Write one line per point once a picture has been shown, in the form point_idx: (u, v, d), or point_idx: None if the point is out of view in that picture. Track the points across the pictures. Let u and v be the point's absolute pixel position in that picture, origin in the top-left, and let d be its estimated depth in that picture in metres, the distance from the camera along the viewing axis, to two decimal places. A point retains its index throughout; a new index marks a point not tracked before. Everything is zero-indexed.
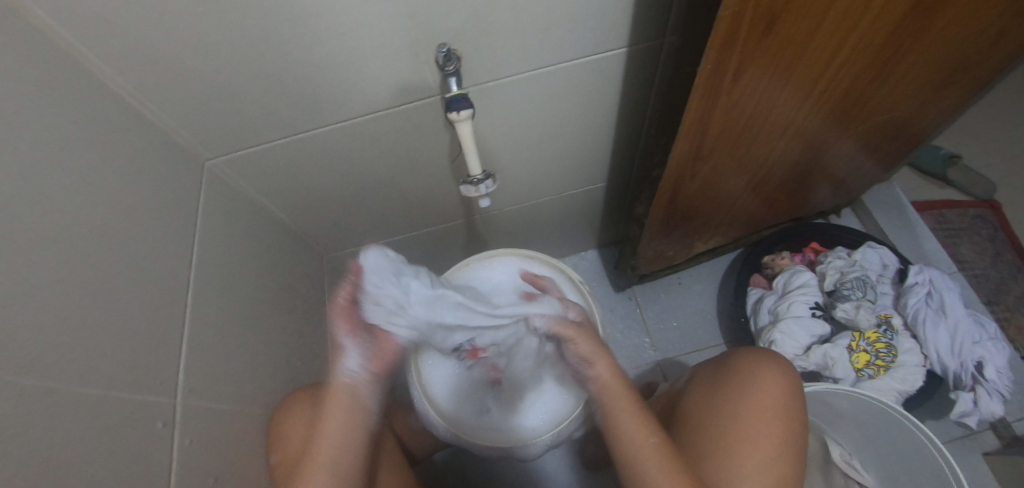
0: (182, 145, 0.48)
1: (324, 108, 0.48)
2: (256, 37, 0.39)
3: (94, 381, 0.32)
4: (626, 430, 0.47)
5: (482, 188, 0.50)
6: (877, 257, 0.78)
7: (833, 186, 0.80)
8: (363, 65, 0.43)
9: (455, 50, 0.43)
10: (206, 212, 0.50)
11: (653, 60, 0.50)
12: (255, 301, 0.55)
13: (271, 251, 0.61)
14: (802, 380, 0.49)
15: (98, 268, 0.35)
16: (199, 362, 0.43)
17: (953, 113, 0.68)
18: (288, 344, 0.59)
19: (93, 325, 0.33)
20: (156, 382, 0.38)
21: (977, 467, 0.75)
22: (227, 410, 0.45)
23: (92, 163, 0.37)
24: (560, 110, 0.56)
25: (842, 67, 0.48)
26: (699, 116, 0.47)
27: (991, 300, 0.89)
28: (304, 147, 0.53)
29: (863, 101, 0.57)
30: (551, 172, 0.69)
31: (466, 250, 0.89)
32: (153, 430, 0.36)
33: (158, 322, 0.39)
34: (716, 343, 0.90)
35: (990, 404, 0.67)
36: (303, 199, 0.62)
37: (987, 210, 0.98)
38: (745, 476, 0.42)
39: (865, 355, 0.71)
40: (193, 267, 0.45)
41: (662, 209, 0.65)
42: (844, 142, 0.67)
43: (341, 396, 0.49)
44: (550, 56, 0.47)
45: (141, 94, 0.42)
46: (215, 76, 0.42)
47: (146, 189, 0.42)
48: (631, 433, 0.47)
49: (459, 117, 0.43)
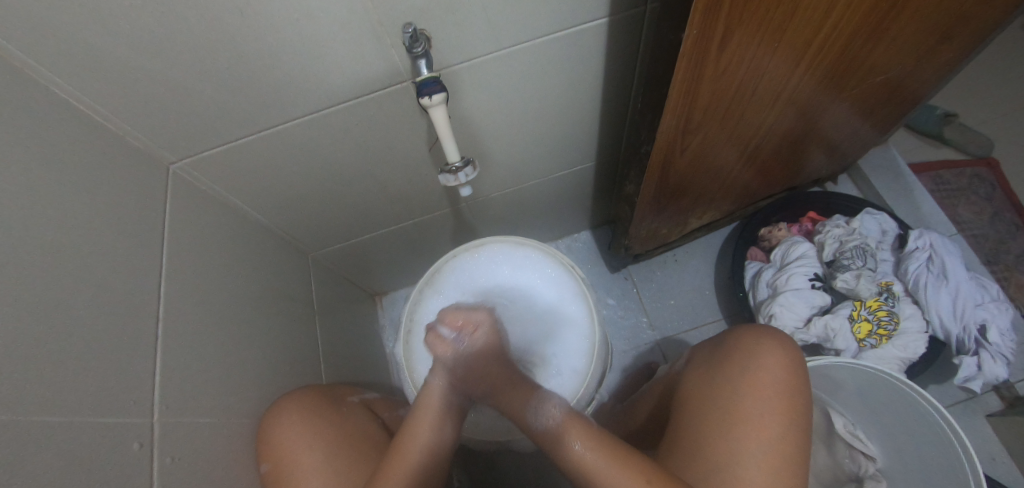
0: (142, 149, 0.45)
1: (290, 101, 0.45)
2: (205, 29, 0.36)
3: (60, 408, 0.31)
4: (592, 471, 0.43)
5: (461, 176, 0.48)
6: (876, 223, 0.76)
7: (829, 152, 0.78)
8: (325, 53, 0.41)
9: (422, 30, 0.40)
10: (174, 219, 0.47)
11: (637, 29, 0.47)
12: (235, 306, 0.53)
13: (248, 254, 0.59)
14: (805, 356, 0.48)
15: (59, 287, 0.33)
16: (174, 378, 0.41)
17: (952, 69, 0.65)
18: (273, 347, 0.58)
19: (56, 349, 0.31)
20: (129, 402, 0.36)
21: (977, 427, 0.75)
22: (209, 423, 0.44)
23: (41, 173, 0.34)
24: (541, 89, 0.53)
25: (834, 26, 0.45)
26: (685, 87, 0.44)
27: (990, 260, 0.88)
28: (273, 143, 0.50)
29: (858, 61, 0.54)
30: (536, 155, 0.67)
31: (455, 238, 0.86)
32: (129, 452, 0.35)
33: (127, 340, 0.37)
34: (714, 318, 0.89)
35: (995, 367, 0.66)
36: (279, 197, 0.60)
37: (984, 168, 0.96)
38: (752, 461, 0.41)
39: (867, 324, 0.70)
40: (162, 280, 0.43)
41: (654, 186, 0.63)
42: (839, 106, 0.64)
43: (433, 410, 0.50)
44: (525, 31, 0.44)
45: (89, 98, 0.39)
46: (169, 75, 0.39)
47: (105, 197, 0.39)
48: (611, 476, 0.42)
49: (431, 103, 0.41)
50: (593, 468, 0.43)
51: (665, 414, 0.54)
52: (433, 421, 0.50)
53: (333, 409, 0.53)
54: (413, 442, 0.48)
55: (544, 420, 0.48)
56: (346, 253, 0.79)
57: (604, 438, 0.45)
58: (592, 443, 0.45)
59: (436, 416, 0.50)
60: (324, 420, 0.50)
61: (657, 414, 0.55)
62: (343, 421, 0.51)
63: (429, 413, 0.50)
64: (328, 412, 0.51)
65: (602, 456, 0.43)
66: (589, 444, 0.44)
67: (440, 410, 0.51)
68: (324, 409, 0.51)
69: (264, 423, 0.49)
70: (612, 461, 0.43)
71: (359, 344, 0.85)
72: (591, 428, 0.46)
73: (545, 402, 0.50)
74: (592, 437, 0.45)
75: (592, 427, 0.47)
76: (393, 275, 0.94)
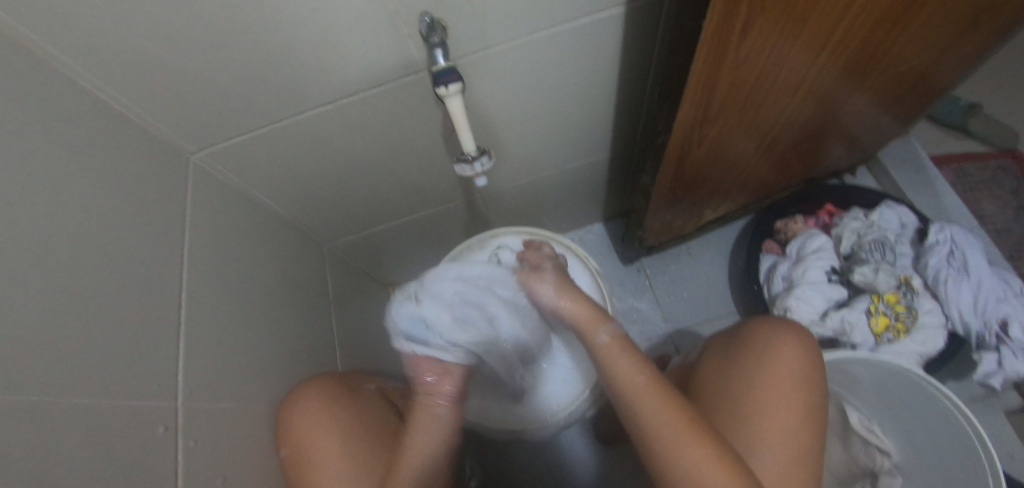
0: (163, 140, 0.46)
1: (307, 91, 0.45)
2: (224, 18, 0.36)
3: (89, 392, 0.31)
4: (637, 398, 0.43)
5: (477, 166, 0.48)
6: (895, 216, 0.75)
7: (848, 144, 0.76)
8: (343, 43, 0.41)
9: (439, 19, 0.40)
10: (195, 210, 0.48)
11: (656, 17, 0.46)
12: (256, 295, 0.54)
13: (266, 244, 0.59)
14: (823, 350, 0.47)
15: (86, 275, 0.33)
16: (197, 364, 0.42)
17: (979, 58, 0.63)
18: (290, 336, 0.59)
19: (83, 336, 0.32)
20: (154, 387, 0.37)
21: (996, 424, 0.74)
22: (230, 409, 0.45)
23: (66, 163, 0.35)
24: (557, 78, 0.53)
25: (859, 14, 0.44)
26: (704, 78, 0.43)
27: (1014, 255, 0.85)
28: (291, 133, 0.51)
29: (882, 50, 0.53)
30: (550, 145, 0.66)
31: (468, 230, 0.87)
32: (155, 435, 0.36)
33: (151, 328, 0.38)
34: (728, 311, 0.88)
35: (1016, 364, 0.64)
36: (297, 187, 0.60)
37: (1009, 160, 0.94)
38: (768, 453, 0.41)
39: (885, 318, 0.69)
40: (184, 268, 0.44)
41: (669, 178, 0.62)
42: (861, 96, 0.63)
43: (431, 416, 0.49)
44: (542, 20, 0.44)
45: (112, 89, 0.40)
46: (190, 66, 0.40)
47: (128, 187, 0.40)
48: (649, 411, 0.41)
49: (447, 92, 0.40)
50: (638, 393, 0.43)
51: None
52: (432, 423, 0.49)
53: (349, 395, 0.53)
54: (417, 442, 0.47)
55: (604, 335, 0.48)
56: (360, 244, 0.79)
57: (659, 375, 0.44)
58: (648, 378, 0.43)
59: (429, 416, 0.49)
60: (339, 408, 0.50)
61: None
62: (359, 407, 0.52)
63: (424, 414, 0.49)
64: (343, 397, 0.52)
65: (652, 388, 0.43)
66: (645, 375, 0.44)
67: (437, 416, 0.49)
68: (340, 396, 0.52)
69: (282, 410, 0.50)
70: (657, 393, 0.42)
71: (373, 334, 0.86)
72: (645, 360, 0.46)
73: (599, 322, 0.50)
74: (647, 372, 0.44)
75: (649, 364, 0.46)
76: (406, 265, 0.94)
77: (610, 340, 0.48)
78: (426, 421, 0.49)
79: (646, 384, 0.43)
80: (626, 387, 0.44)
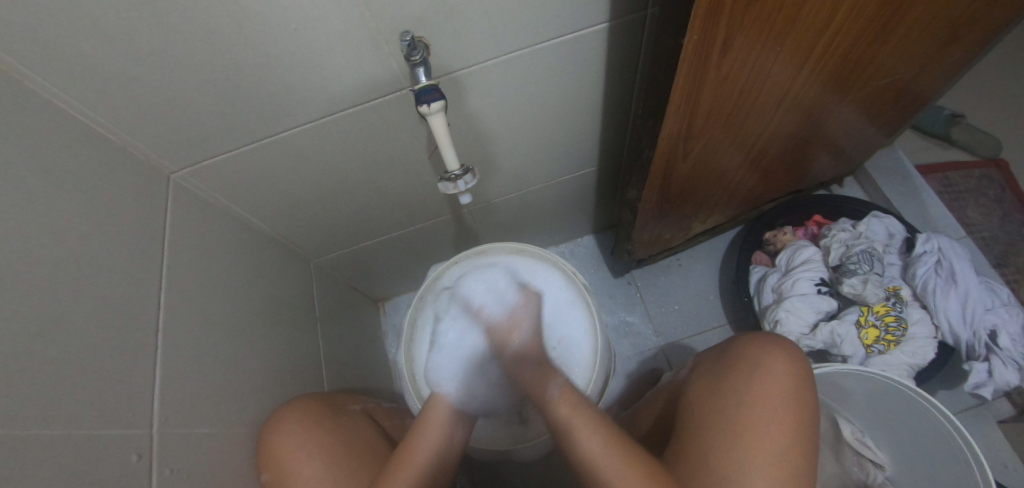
0: (142, 160, 0.45)
1: (289, 109, 0.45)
2: (204, 39, 0.36)
3: (58, 421, 0.30)
4: (603, 468, 0.41)
5: (460, 184, 0.48)
6: (882, 227, 0.76)
7: (834, 155, 0.77)
8: (325, 62, 0.41)
9: (420, 38, 0.40)
10: (176, 229, 0.47)
11: (637, 35, 0.47)
12: (236, 314, 0.53)
13: (250, 263, 0.59)
14: (812, 365, 0.47)
15: (56, 300, 0.32)
16: (174, 387, 0.41)
17: (960, 69, 0.64)
18: (275, 357, 0.58)
19: (54, 362, 0.31)
20: (129, 414, 0.36)
21: (989, 434, 0.74)
22: (210, 434, 0.44)
23: (41, 186, 0.34)
24: (541, 95, 0.53)
25: (839, 29, 0.45)
26: (687, 94, 0.44)
27: (1000, 263, 0.86)
28: (273, 151, 0.50)
29: (863, 64, 0.53)
30: (537, 159, 0.66)
31: (457, 244, 0.86)
32: (128, 464, 0.35)
33: (128, 351, 0.37)
34: (720, 323, 0.88)
35: (1006, 373, 0.64)
36: (283, 205, 0.60)
37: (993, 169, 0.95)
38: (758, 471, 0.40)
39: (874, 330, 0.68)
40: (163, 289, 0.43)
41: (655, 193, 0.62)
42: (845, 108, 0.63)
43: (440, 416, 0.50)
44: (524, 38, 0.44)
45: (90, 109, 0.39)
46: (171, 86, 0.39)
47: (104, 208, 0.39)
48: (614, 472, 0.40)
49: (429, 110, 0.40)
50: (603, 466, 0.41)
51: (670, 422, 0.53)
52: (442, 431, 0.49)
53: (328, 414, 0.52)
54: (421, 444, 0.47)
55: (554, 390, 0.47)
56: (348, 259, 0.79)
57: (618, 435, 0.43)
58: (602, 437, 0.42)
59: (444, 424, 0.49)
60: (319, 428, 0.49)
61: (663, 421, 0.55)
62: (339, 426, 0.51)
63: (438, 418, 0.49)
64: (323, 418, 0.51)
65: (613, 450, 0.41)
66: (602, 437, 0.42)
67: (445, 422, 0.49)
68: (320, 417, 0.50)
69: (263, 433, 0.49)
70: (618, 452, 0.41)
71: (361, 351, 0.84)
72: (603, 420, 0.44)
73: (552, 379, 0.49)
74: (604, 429, 0.43)
75: (604, 420, 0.44)
76: (396, 280, 0.94)
77: (562, 395, 0.46)
78: (435, 425, 0.49)
79: (605, 444, 0.42)
80: (597, 467, 0.41)
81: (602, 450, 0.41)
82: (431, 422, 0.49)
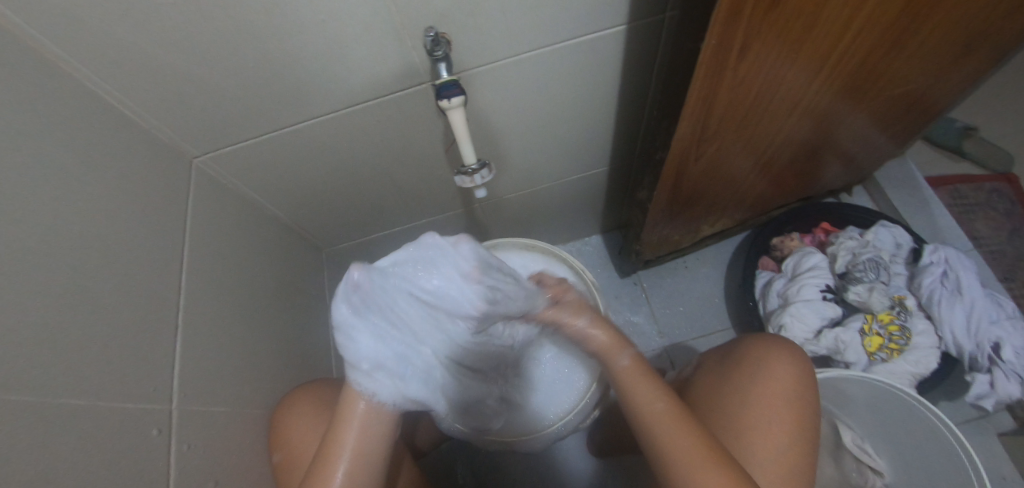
0: (167, 144, 0.47)
1: (311, 99, 0.46)
2: (233, 28, 0.37)
3: (85, 393, 0.32)
4: (662, 429, 0.41)
5: (477, 178, 0.48)
6: (890, 236, 0.76)
7: (844, 163, 0.77)
8: (348, 54, 0.41)
9: (443, 34, 0.40)
10: (196, 212, 0.48)
11: (655, 37, 0.48)
12: (251, 297, 0.54)
13: (266, 249, 0.60)
14: (815, 368, 0.48)
15: (84, 277, 0.34)
16: (192, 367, 0.42)
17: (973, 83, 0.64)
18: (287, 342, 0.59)
19: (82, 336, 0.32)
20: (150, 389, 0.37)
21: (989, 446, 0.74)
22: (224, 413, 0.45)
23: (73, 166, 0.35)
24: (557, 93, 0.54)
25: (854, 38, 0.45)
26: (702, 98, 0.45)
27: (1008, 277, 0.86)
28: (293, 140, 0.51)
29: (877, 74, 0.54)
30: (550, 157, 0.67)
31: (467, 239, 0.87)
32: (147, 438, 0.36)
33: (150, 329, 0.39)
34: (725, 326, 0.88)
35: (1008, 386, 0.65)
36: (300, 194, 0.61)
37: (1004, 184, 0.95)
38: (757, 468, 0.41)
39: (878, 338, 0.69)
40: (184, 271, 0.44)
41: (666, 194, 0.63)
42: (857, 117, 0.64)
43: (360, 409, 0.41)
44: (543, 37, 0.45)
45: (119, 92, 0.41)
46: (198, 73, 0.41)
47: (130, 189, 0.40)
48: (665, 432, 0.41)
49: (450, 105, 0.41)
50: (662, 426, 0.41)
51: None
52: (363, 428, 0.40)
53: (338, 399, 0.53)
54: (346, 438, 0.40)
55: (623, 358, 0.46)
56: (359, 250, 0.80)
57: (677, 402, 0.43)
58: (665, 401, 0.42)
59: (364, 416, 0.40)
60: (329, 412, 0.50)
61: None
62: None
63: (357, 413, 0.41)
64: (333, 403, 0.52)
65: (672, 415, 0.41)
66: (664, 401, 0.42)
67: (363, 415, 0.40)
68: (330, 402, 0.52)
69: (275, 416, 0.50)
70: (677, 419, 0.41)
71: None
72: (665, 386, 0.44)
73: (621, 346, 0.47)
74: (665, 395, 0.43)
75: (666, 386, 0.44)
76: None
77: (630, 364, 0.46)
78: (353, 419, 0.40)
79: (664, 410, 0.42)
80: (652, 428, 0.42)
81: (659, 412, 0.42)
82: (350, 413, 0.41)
